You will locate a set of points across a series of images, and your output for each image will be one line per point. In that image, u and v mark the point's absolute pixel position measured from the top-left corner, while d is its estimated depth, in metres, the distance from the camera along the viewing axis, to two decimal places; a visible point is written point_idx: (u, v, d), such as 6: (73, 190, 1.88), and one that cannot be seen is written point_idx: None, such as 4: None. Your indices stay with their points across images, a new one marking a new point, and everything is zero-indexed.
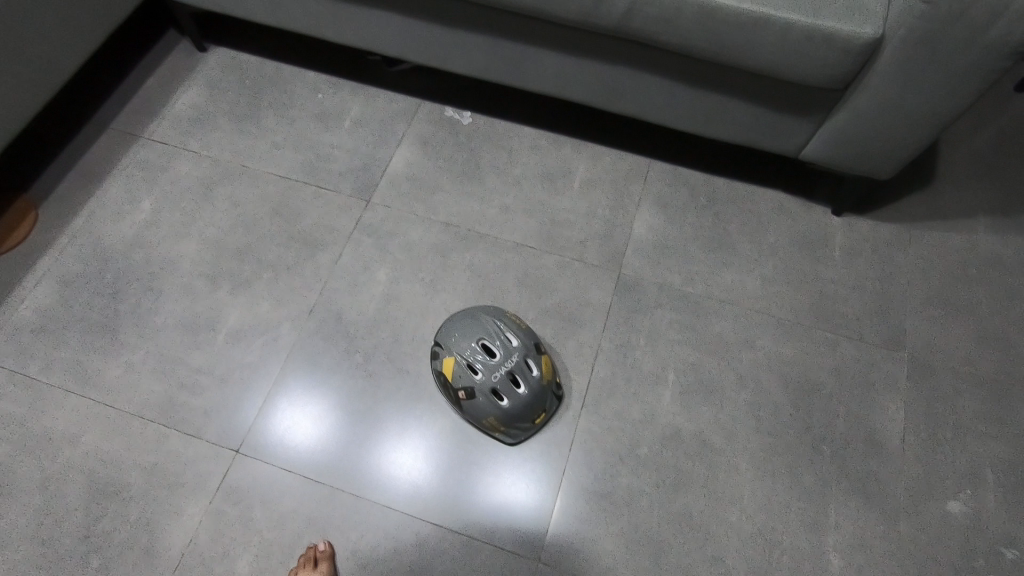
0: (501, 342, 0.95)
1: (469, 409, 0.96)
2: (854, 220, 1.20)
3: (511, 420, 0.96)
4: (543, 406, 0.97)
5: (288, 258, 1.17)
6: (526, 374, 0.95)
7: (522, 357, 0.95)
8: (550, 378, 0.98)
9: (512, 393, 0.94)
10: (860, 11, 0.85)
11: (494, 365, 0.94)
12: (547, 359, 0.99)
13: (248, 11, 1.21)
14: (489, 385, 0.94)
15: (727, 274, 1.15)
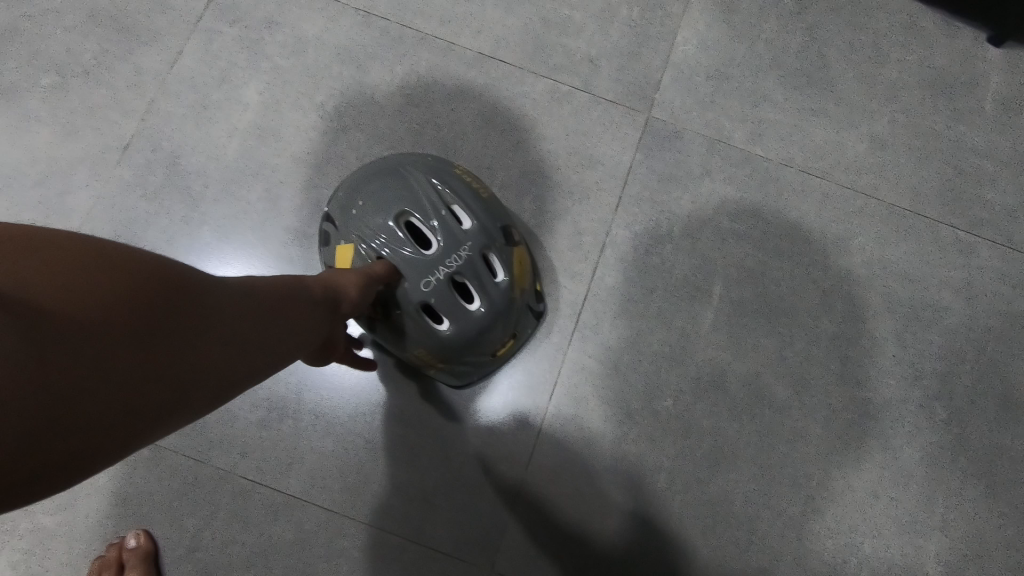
0: (441, 220, 0.53)
1: (378, 332, 0.56)
2: (1021, 54, 0.75)
3: (450, 358, 0.56)
4: (509, 335, 0.57)
5: (84, 55, 0.68)
6: (482, 281, 0.54)
7: (476, 249, 0.54)
8: (525, 289, 0.57)
9: (455, 312, 0.53)
10: None
11: (425, 261, 0.52)
12: (523, 258, 0.58)
13: None
14: (413, 296, 0.52)
15: (817, 130, 0.72)
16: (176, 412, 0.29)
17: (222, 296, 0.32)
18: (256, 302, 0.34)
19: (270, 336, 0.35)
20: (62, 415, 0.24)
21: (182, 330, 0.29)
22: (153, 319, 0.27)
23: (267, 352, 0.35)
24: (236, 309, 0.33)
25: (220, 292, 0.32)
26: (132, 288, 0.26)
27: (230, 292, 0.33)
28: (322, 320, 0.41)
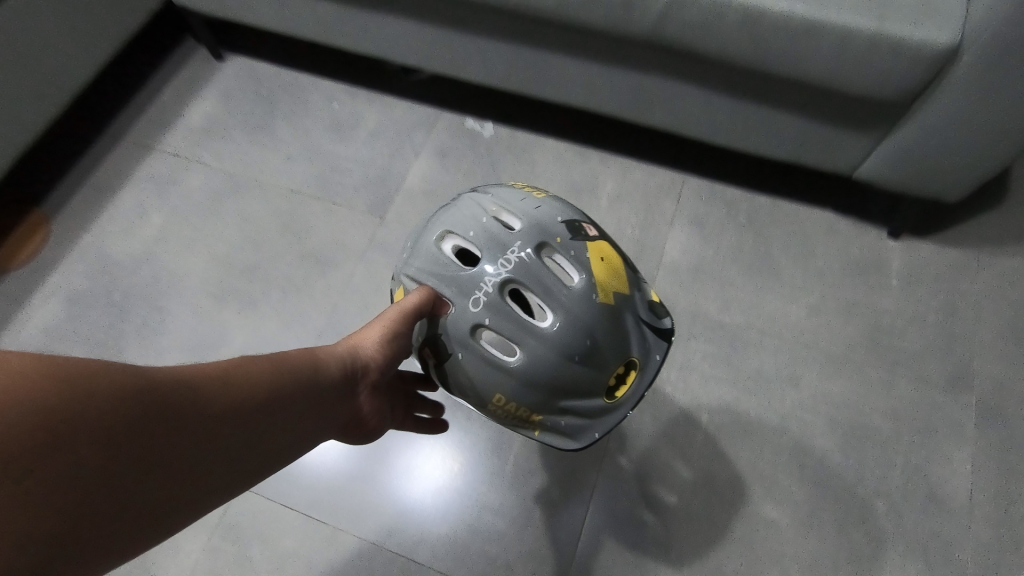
0: (484, 239, 0.61)
1: (466, 385, 0.62)
2: (914, 243, 1.08)
3: (541, 387, 0.60)
4: (610, 353, 0.60)
5: (297, 277, 1.11)
6: (546, 285, 0.59)
7: (527, 255, 0.60)
8: (608, 295, 0.61)
9: (525, 330, 0.59)
10: (932, 15, 0.70)
11: (472, 282, 0.59)
12: (597, 256, 0.62)
13: (259, 19, 1.16)
14: (471, 327, 0.60)
15: (769, 303, 1.04)
16: (202, 499, 0.45)
17: (225, 404, 0.46)
18: (258, 401, 0.48)
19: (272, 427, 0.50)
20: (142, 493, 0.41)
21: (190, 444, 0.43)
22: (167, 442, 0.41)
23: (273, 440, 0.50)
24: (238, 414, 0.47)
25: (222, 398, 0.46)
26: (146, 417, 0.40)
27: (237, 398, 0.47)
28: (327, 403, 0.56)
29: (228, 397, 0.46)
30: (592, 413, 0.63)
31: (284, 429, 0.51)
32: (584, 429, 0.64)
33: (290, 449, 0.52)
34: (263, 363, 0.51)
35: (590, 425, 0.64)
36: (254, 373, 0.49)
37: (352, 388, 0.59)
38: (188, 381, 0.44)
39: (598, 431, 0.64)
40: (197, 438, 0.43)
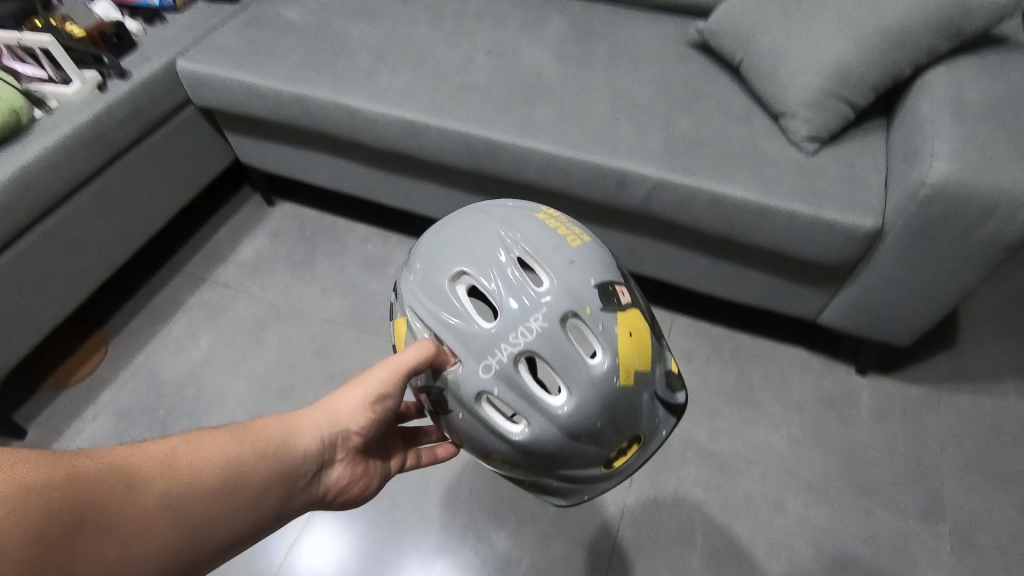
0: (504, 297, 0.59)
1: (465, 438, 0.63)
2: (879, 380, 1.21)
3: (539, 456, 0.60)
4: (617, 433, 0.60)
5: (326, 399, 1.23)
6: (563, 362, 0.58)
7: (549, 326, 0.58)
8: (629, 377, 0.59)
9: (533, 403, 0.59)
10: (858, 203, 0.89)
11: (486, 347, 0.58)
12: (624, 330, 0.60)
13: (312, 177, 1.39)
14: (478, 391, 0.59)
15: (753, 432, 1.15)
16: (184, 569, 0.51)
17: (191, 480, 0.52)
18: (227, 474, 0.54)
19: (246, 497, 0.55)
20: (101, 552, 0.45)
21: (159, 521, 0.49)
22: (132, 523, 0.47)
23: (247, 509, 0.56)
24: (207, 489, 0.53)
25: (186, 474, 0.52)
26: (101, 502, 0.46)
27: (201, 475, 0.53)
28: (304, 473, 0.61)
29: (192, 475, 0.52)
30: (587, 479, 0.64)
31: (259, 499, 0.57)
32: (575, 490, 0.65)
33: (269, 516, 0.58)
34: (228, 438, 0.57)
35: (583, 489, 0.65)
36: (217, 449, 0.55)
37: (330, 454, 0.65)
38: (144, 465, 0.50)
39: (590, 494, 0.65)
40: (164, 516, 0.49)
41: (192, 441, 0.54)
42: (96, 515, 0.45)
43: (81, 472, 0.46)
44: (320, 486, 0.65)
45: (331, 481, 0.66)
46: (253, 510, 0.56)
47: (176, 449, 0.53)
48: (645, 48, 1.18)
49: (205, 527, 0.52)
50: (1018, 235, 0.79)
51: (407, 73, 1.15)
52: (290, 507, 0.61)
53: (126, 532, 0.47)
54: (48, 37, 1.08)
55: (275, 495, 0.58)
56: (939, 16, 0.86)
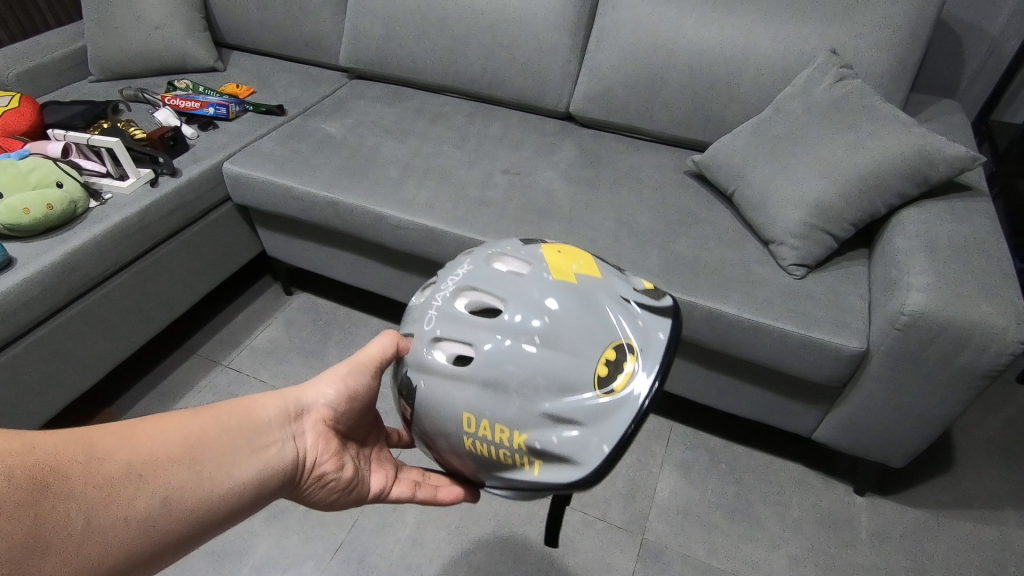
0: (442, 271, 0.65)
1: (435, 411, 0.57)
2: (877, 501, 1.21)
3: (506, 394, 0.53)
4: (577, 332, 0.52)
5: None
6: (493, 283, 0.58)
7: (476, 264, 0.61)
8: (567, 276, 0.56)
9: (477, 328, 0.56)
10: (844, 327, 0.95)
11: (426, 306, 0.62)
12: (551, 249, 0.60)
13: (333, 272, 1.47)
14: (428, 343, 0.59)
15: (752, 549, 1.13)
16: (163, 533, 0.48)
17: (153, 446, 0.50)
18: (191, 438, 0.53)
19: (214, 461, 0.54)
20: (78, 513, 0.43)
21: (127, 485, 0.47)
22: (97, 489, 0.45)
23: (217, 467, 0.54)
24: (171, 454, 0.51)
25: (147, 441, 0.50)
26: (64, 468, 0.44)
27: (164, 440, 0.51)
28: (275, 440, 0.60)
29: (155, 442, 0.51)
30: (587, 412, 0.50)
31: (230, 460, 0.55)
32: (583, 444, 0.50)
33: (244, 480, 0.56)
34: (188, 413, 0.56)
35: (588, 434, 0.50)
36: (177, 419, 0.54)
37: (299, 428, 0.63)
38: (102, 434, 0.48)
39: (608, 442, 0.49)
40: (132, 475, 0.48)
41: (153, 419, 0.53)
42: (58, 479, 0.43)
43: (38, 442, 0.44)
44: (301, 466, 0.62)
45: (311, 464, 0.63)
46: (228, 473, 0.54)
47: (133, 424, 0.51)
48: (647, 175, 1.31)
49: (176, 490, 0.50)
50: (994, 365, 0.85)
51: (431, 186, 1.27)
52: (268, 477, 0.58)
53: (93, 497, 0.45)
54: (116, 140, 1.20)
55: (246, 462, 0.57)
56: (906, 165, 0.98)
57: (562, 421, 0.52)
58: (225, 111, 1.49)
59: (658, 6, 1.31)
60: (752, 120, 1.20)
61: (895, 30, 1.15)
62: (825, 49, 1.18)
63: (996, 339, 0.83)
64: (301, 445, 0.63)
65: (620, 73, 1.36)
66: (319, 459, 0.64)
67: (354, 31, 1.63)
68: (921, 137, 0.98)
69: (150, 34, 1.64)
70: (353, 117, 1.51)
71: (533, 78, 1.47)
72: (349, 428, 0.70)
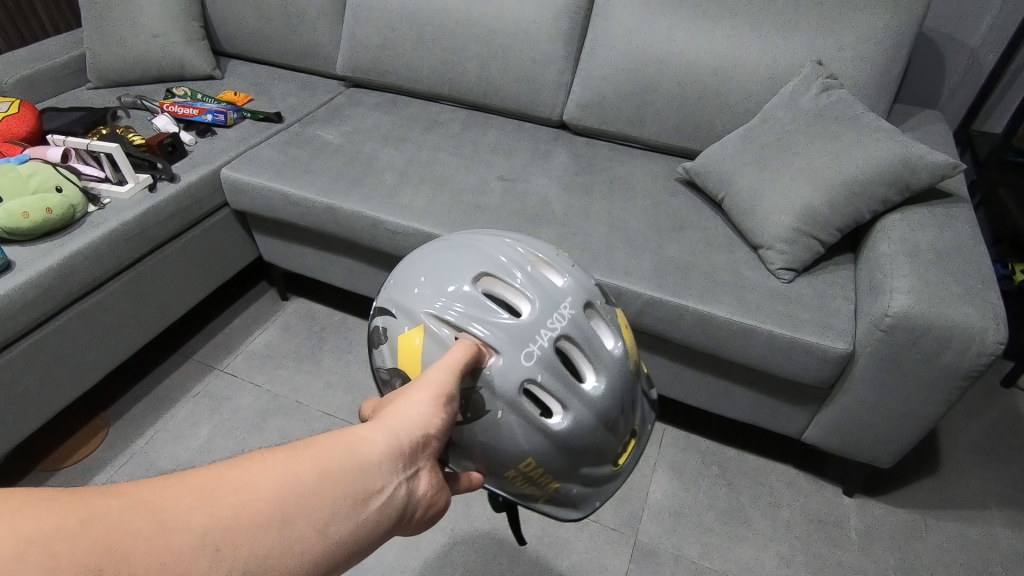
0: (532, 288, 0.64)
1: (499, 444, 0.61)
2: (867, 502, 1.23)
3: (567, 452, 0.63)
4: (631, 423, 0.67)
5: None
6: (593, 346, 0.64)
7: (577, 313, 0.65)
8: (635, 360, 0.68)
9: (573, 390, 0.62)
10: (830, 329, 0.97)
11: (527, 336, 0.62)
12: (625, 323, 0.70)
13: (329, 277, 1.49)
14: (521, 381, 0.61)
15: (744, 550, 1.15)
16: None
17: (233, 507, 0.34)
18: (284, 493, 0.36)
19: (310, 522, 0.37)
20: None
21: (197, 566, 0.32)
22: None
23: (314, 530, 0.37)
24: (255, 517, 0.35)
25: (231, 501, 0.35)
26: (118, 550, 0.30)
27: (251, 497, 0.35)
28: (384, 486, 0.42)
29: (240, 501, 0.35)
30: (603, 482, 0.68)
31: (329, 521, 0.38)
32: (585, 498, 0.68)
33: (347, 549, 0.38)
34: (281, 451, 0.39)
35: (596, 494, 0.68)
36: (269, 465, 0.38)
37: (416, 463, 0.45)
38: (176, 494, 0.34)
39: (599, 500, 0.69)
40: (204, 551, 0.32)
41: (240, 464, 0.37)
42: (113, 569, 0.30)
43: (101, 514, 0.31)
44: (411, 514, 0.44)
45: (422, 508, 0.45)
46: (322, 540, 0.37)
47: (215, 473, 0.36)
48: (639, 182, 1.34)
49: (258, 573, 0.34)
50: (974, 366, 0.87)
51: (427, 192, 1.29)
52: (372, 538, 0.41)
53: None
54: (115, 146, 1.21)
55: (349, 521, 0.39)
56: (889, 173, 1.01)
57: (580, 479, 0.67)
58: (223, 118, 1.51)
59: (649, 18, 1.34)
60: (740, 128, 1.23)
61: (878, 42, 1.19)
62: (811, 60, 1.22)
63: (977, 340, 0.85)
64: (414, 487, 0.44)
65: (613, 82, 1.39)
66: (432, 501, 0.46)
67: (351, 41, 1.65)
68: (903, 145, 1.01)
69: (148, 42, 1.66)
70: (349, 124, 1.53)
71: (527, 87, 1.49)
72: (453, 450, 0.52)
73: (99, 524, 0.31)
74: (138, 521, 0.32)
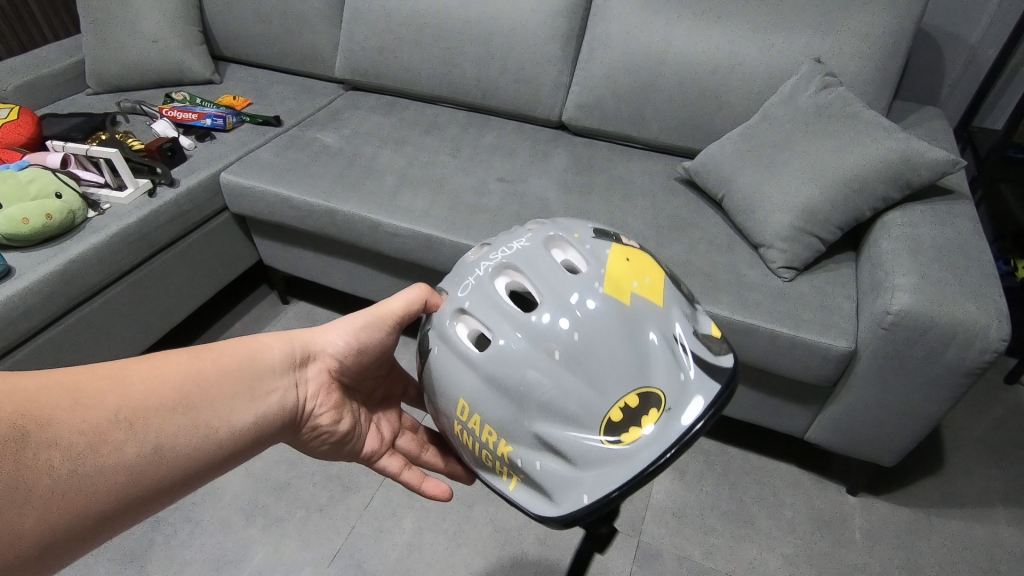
0: (498, 236, 0.61)
1: (437, 386, 0.55)
2: (870, 501, 1.22)
3: (502, 393, 0.51)
4: (608, 369, 0.49)
5: (321, 498, 1.24)
6: (540, 271, 0.54)
7: (530, 242, 0.57)
8: (622, 294, 0.51)
9: (504, 314, 0.53)
10: (831, 327, 0.97)
11: (466, 271, 0.58)
12: (622, 255, 0.55)
13: (330, 279, 1.49)
14: (453, 311, 0.56)
15: (747, 550, 1.14)
16: (159, 474, 0.50)
17: (146, 392, 0.50)
18: (187, 383, 0.54)
19: (212, 408, 0.55)
20: (67, 455, 0.44)
21: (118, 431, 0.47)
22: (83, 436, 0.45)
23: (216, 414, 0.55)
24: (165, 401, 0.51)
25: (142, 386, 0.51)
26: (49, 414, 0.44)
27: (159, 388, 0.51)
28: (277, 388, 0.61)
29: (149, 387, 0.51)
30: (581, 453, 0.48)
31: (226, 408, 0.56)
32: (565, 483, 0.49)
33: (245, 430, 0.57)
34: (187, 357, 0.55)
35: (578, 478, 0.48)
36: (174, 363, 0.54)
37: (301, 376, 0.65)
38: (93, 380, 0.48)
39: (587, 495, 0.47)
40: (126, 420, 0.48)
41: (147, 363, 0.52)
42: (47, 425, 0.44)
43: (25, 390, 0.44)
44: (298, 411, 0.64)
45: (308, 410, 0.66)
46: (224, 423, 0.55)
47: (125, 367, 0.51)
48: (639, 182, 1.34)
49: (172, 436, 0.51)
50: (977, 363, 0.87)
51: (426, 194, 1.29)
52: (266, 424, 0.60)
53: (84, 445, 0.45)
54: (114, 151, 1.21)
55: (247, 410, 0.58)
56: (890, 170, 1.01)
57: (551, 450, 0.50)
58: (222, 122, 1.51)
59: (647, 18, 1.34)
60: (739, 127, 1.23)
61: (877, 39, 1.19)
62: (809, 58, 1.21)
63: (979, 336, 0.85)
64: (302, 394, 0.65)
65: (611, 83, 1.39)
66: (317, 409, 0.67)
67: (349, 44, 1.65)
68: (903, 142, 1.01)
69: (147, 47, 1.66)
70: (348, 127, 1.53)
71: (526, 88, 1.49)
72: (352, 382, 0.72)
73: (28, 397, 0.44)
74: (64, 395, 0.46)
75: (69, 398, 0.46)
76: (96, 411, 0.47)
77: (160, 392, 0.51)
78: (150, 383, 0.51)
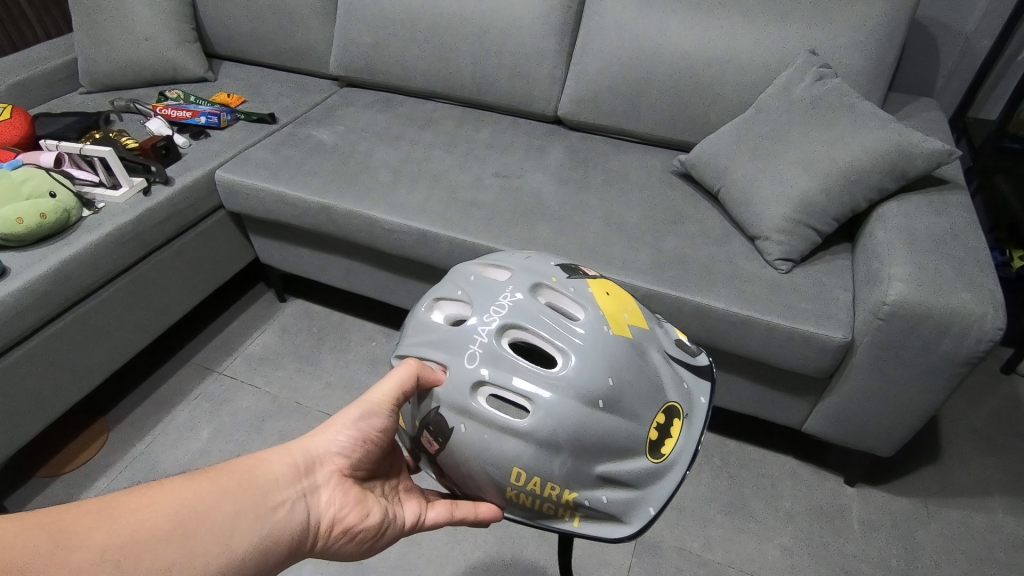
0: (473, 292, 0.62)
1: (480, 462, 0.55)
2: (868, 492, 1.23)
3: (560, 452, 0.54)
4: (641, 399, 0.57)
5: None
6: (547, 324, 0.58)
7: (518, 298, 0.60)
8: (624, 329, 0.59)
9: (534, 375, 0.56)
10: (828, 319, 0.97)
11: (465, 340, 0.58)
12: (602, 292, 0.62)
13: (327, 276, 1.48)
14: (471, 384, 0.56)
15: (746, 542, 1.15)
16: None
17: (134, 528, 0.49)
18: (182, 510, 0.52)
19: (209, 534, 0.52)
20: None
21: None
22: None
23: (214, 539, 0.52)
24: (158, 534, 0.50)
25: (132, 520, 0.50)
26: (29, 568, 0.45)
27: (151, 520, 0.50)
28: (284, 500, 0.57)
29: (138, 521, 0.50)
30: (640, 476, 0.57)
31: (226, 532, 0.53)
32: (631, 505, 0.57)
33: (251, 550, 0.54)
34: (181, 484, 0.54)
35: (641, 497, 0.57)
36: (167, 490, 0.53)
37: (312, 482, 0.60)
38: (83, 521, 0.48)
39: (654, 505, 0.57)
40: (110, 561, 0.47)
41: (138, 493, 0.52)
42: None
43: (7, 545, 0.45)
44: (315, 521, 0.59)
45: (328, 518, 0.60)
46: (225, 548, 0.52)
47: (118, 501, 0.51)
48: (636, 175, 1.34)
49: (165, 573, 0.49)
50: (973, 352, 0.87)
51: (422, 190, 1.28)
52: (278, 540, 0.56)
53: None
54: (108, 150, 1.21)
55: (250, 530, 0.54)
56: (885, 160, 1.01)
57: (610, 482, 0.57)
58: (216, 120, 1.50)
59: (642, 11, 1.33)
60: (735, 120, 1.22)
61: (872, 30, 1.19)
62: (804, 49, 1.21)
63: (976, 325, 0.85)
64: (316, 501, 0.59)
65: (607, 76, 1.39)
66: (339, 513, 0.61)
67: (344, 40, 1.65)
68: (899, 132, 1.01)
69: (140, 45, 1.65)
70: (344, 124, 1.52)
71: (521, 83, 1.49)
72: (372, 470, 0.66)
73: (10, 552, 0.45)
74: (48, 544, 0.46)
75: (54, 545, 0.46)
76: (81, 556, 0.47)
77: (147, 524, 0.50)
78: (138, 516, 0.50)
